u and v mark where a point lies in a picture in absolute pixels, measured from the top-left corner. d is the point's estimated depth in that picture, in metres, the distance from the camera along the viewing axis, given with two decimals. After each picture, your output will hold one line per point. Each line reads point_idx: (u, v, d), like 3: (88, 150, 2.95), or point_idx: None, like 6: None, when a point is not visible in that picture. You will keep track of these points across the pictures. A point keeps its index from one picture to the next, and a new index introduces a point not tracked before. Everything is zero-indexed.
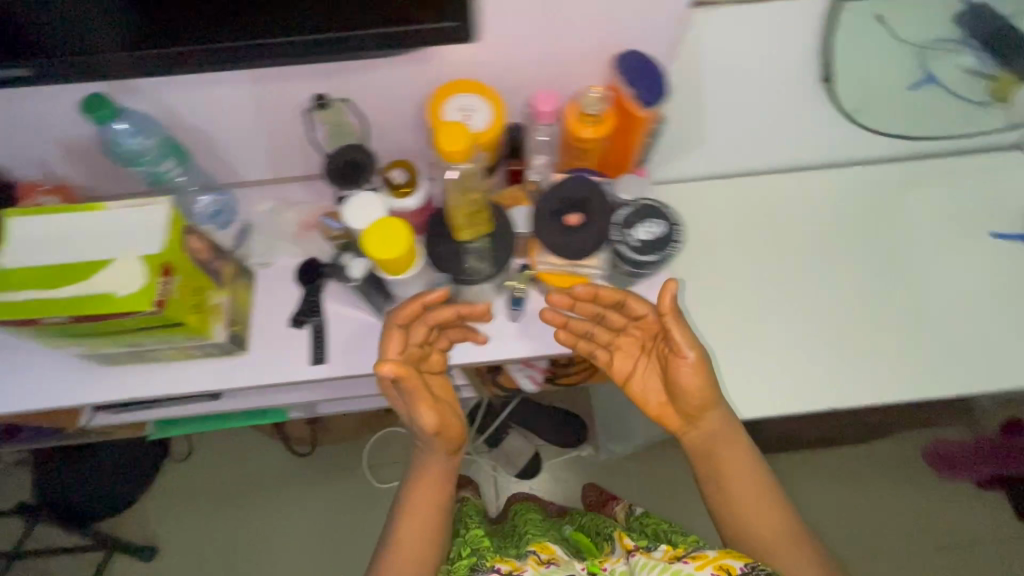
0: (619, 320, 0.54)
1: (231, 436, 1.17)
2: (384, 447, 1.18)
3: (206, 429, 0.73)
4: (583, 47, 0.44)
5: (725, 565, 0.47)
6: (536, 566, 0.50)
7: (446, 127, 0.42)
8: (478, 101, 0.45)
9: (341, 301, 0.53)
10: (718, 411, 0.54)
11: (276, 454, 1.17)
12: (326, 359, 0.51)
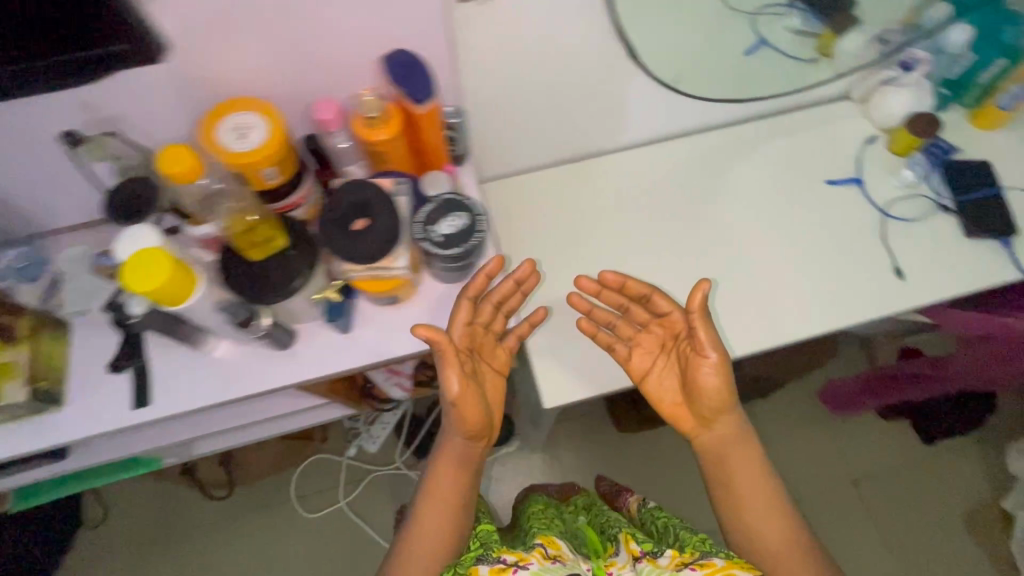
0: (644, 318, 0.64)
1: (145, 497, 1.12)
2: (312, 477, 1.15)
3: (79, 488, 0.70)
4: (350, 51, 0.45)
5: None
6: (543, 560, 0.54)
7: (173, 149, 0.43)
8: (250, 117, 0.45)
9: (164, 344, 0.51)
10: (732, 417, 0.60)
11: (194, 511, 1.11)
12: (150, 403, 0.49)
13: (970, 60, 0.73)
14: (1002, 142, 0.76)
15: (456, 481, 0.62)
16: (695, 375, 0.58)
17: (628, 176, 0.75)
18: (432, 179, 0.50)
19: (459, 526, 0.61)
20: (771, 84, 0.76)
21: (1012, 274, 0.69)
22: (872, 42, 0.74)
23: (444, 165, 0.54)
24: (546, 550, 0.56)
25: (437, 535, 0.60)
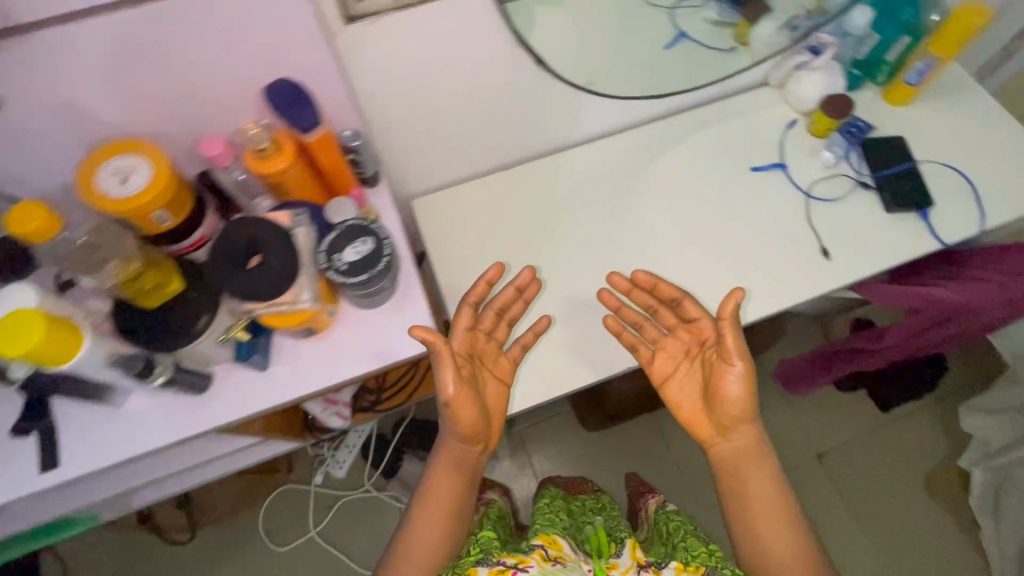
0: (672, 322, 0.65)
1: (107, 551, 1.08)
2: (282, 511, 1.12)
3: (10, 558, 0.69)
4: (224, 77, 0.44)
5: None
6: (543, 562, 0.53)
7: (26, 208, 0.40)
8: (130, 159, 0.43)
9: (75, 405, 0.48)
10: (751, 429, 0.60)
11: (158, 558, 1.08)
12: (57, 465, 0.47)
13: (874, 40, 0.76)
14: (913, 116, 0.79)
15: (457, 487, 0.61)
16: (718, 384, 0.58)
17: (557, 179, 0.75)
18: (335, 205, 0.49)
19: (456, 533, 0.60)
20: (688, 77, 0.77)
21: (931, 244, 0.71)
22: (781, 29, 0.75)
23: (350, 190, 0.52)
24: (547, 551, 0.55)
25: (431, 545, 0.58)
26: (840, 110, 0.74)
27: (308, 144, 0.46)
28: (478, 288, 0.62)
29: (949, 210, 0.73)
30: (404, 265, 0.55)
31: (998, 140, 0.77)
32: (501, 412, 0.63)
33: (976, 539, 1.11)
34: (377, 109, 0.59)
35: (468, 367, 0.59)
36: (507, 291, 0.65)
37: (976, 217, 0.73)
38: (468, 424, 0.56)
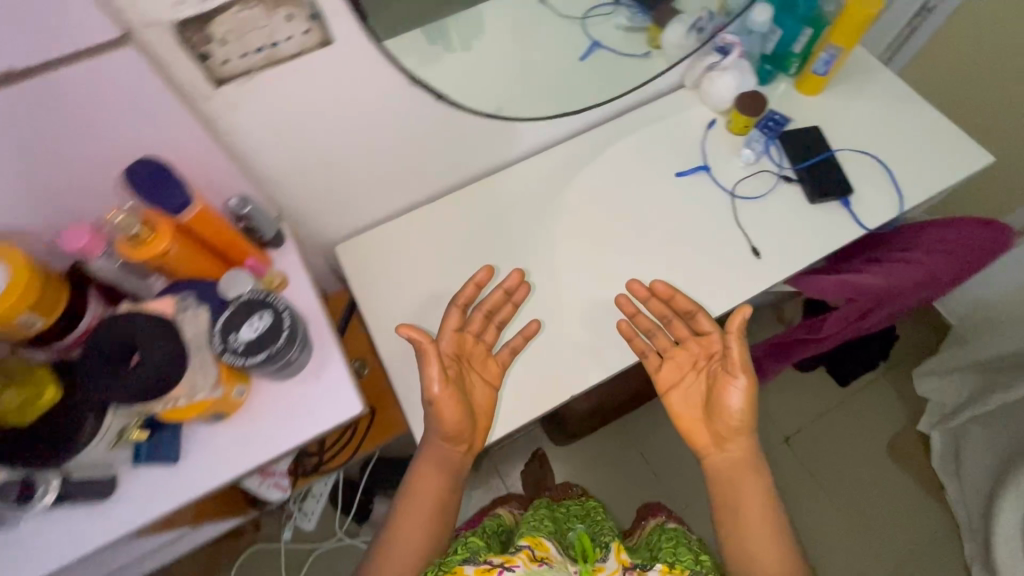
0: (682, 334, 0.68)
1: None
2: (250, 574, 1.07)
3: None
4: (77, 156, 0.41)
5: None
6: (529, 561, 0.52)
7: None
8: None
9: None
10: (743, 441, 0.62)
11: None
12: None
13: (778, 34, 0.77)
14: (825, 105, 0.80)
15: (436, 501, 0.58)
16: (721, 395, 0.62)
17: (482, 210, 0.73)
18: (225, 278, 0.46)
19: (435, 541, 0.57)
20: (604, 87, 0.76)
21: (855, 232, 0.72)
22: (690, 30, 0.76)
23: (247, 261, 0.50)
24: (533, 552, 0.54)
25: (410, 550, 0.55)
26: (753, 107, 0.74)
27: (186, 225, 0.44)
28: (464, 291, 0.66)
29: (868, 196, 0.74)
30: (316, 331, 0.52)
31: (909, 121, 0.79)
32: (488, 413, 0.64)
33: (942, 499, 1.15)
34: (273, 166, 0.55)
35: (454, 367, 0.63)
36: (495, 295, 0.67)
37: (895, 201, 0.74)
38: (453, 419, 0.59)
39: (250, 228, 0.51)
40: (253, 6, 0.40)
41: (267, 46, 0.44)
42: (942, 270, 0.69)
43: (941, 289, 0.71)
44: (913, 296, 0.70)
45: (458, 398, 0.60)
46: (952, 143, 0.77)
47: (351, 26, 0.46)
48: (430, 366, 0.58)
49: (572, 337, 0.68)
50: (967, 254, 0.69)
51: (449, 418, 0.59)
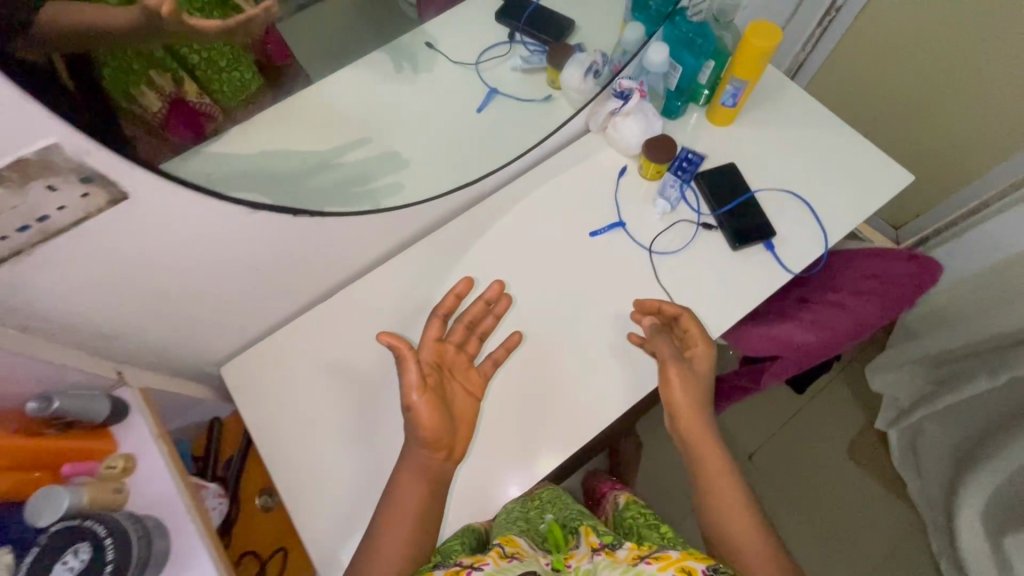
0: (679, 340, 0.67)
1: None
2: None
3: None
4: None
5: (677, 566, 0.47)
6: (500, 559, 0.49)
7: None
8: None
9: None
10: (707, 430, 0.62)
11: None
12: None
13: (678, 71, 0.70)
14: (740, 135, 0.75)
15: (414, 533, 0.54)
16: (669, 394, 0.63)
17: (383, 303, 0.68)
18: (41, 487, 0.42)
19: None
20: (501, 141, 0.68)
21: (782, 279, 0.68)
22: (586, 76, 0.68)
23: (61, 472, 0.46)
24: (504, 549, 0.51)
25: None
26: (662, 153, 0.69)
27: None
28: (447, 298, 0.65)
29: (792, 235, 0.70)
30: (172, 521, 0.48)
31: (828, 145, 0.75)
32: (469, 424, 0.61)
33: (906, 497, 1.15)
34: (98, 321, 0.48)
35: (434, 375, 0.60)
36: (474, 305, 0.66)
37: (819, 239, 0.70)
38: (431, 431, 0.56)
39: (71, 423, 0.48)
40: None
41: (33, 223, 0.37)
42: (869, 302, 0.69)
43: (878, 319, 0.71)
44: (849, 336, 0.70)
45: (435, 416, 0.57)
46: (874, 165, 0.74)
47: (143, 174, 0.39)
48: (409, 376, 0.57)
49: (497, 423, 0.63)
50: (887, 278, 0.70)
51: (426, 427, 0.56)
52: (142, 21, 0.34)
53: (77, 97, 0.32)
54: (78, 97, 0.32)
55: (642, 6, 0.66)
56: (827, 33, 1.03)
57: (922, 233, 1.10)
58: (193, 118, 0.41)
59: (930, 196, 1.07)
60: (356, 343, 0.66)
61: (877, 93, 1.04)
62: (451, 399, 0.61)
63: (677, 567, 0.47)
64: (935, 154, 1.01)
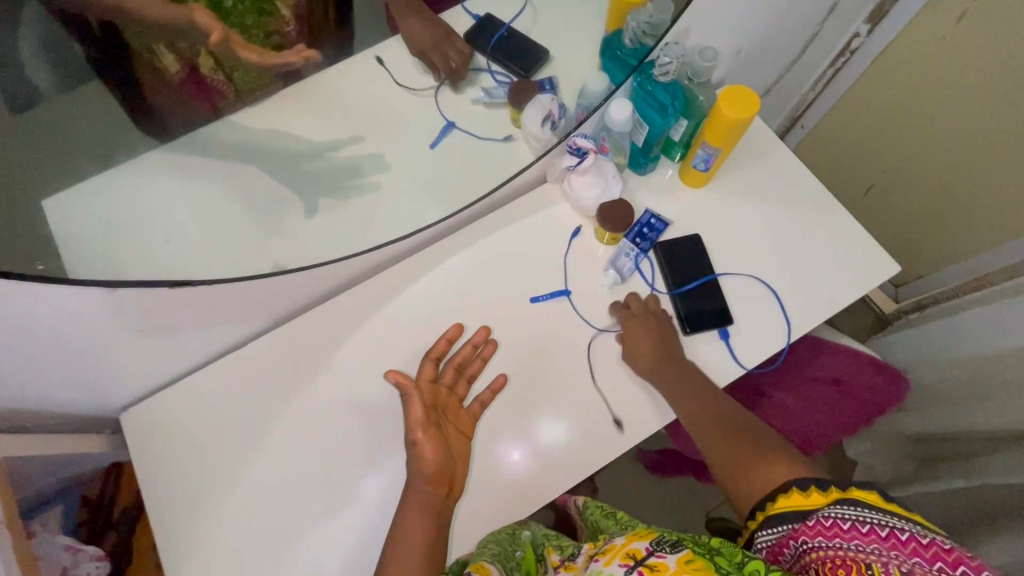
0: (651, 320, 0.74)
1: None
2: None
3: None
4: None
5: (620, 552, 0.51)
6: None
7: None
8: None
9: None
10: (672, 365, 0.70)
11: None
12: None
13: (644, 128, 0.72)
14: (718, 196, 0.79)
15: (446, 502, 0.66)
16: (636, 350, 0.71)
17: (368, 295, 0.76)
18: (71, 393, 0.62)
19: (438, 543, 0.63)
20: (499, 172, 0.76)
21: (751, 325, 0.73)
22: (543, 125, 0.71)
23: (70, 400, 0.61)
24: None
25: (418, 539, 0.62)
26: (615, 222, 0.72)
27: (56, 347, 0.56)
28: (442, 296, 0.76)
29: (753, 299, 0.74)
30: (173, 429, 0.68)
31: (808, 218, 0.77)
32: (466, 461, 0.69)
33: None
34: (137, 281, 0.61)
35: (431, 415, 0.68)
36: (463, 303, 0.76)
37: (778, 316, 0.73)
38: (430, 466, 0.65)
39: (101, 347, 0.61)
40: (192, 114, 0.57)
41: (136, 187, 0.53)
42: (821, 406, 0.81)
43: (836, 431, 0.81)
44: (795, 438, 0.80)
45: (437, 446, 0.66)
46: (852, 249, 0.76)
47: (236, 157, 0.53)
48: (410, 414, 0.67)
49: (512, 414, 0.72)
50: (841, 379, 0.82)
51: (427, 463, 0.65)
52: (185, 19, 0.52)
53: (97, 37, 0.47)
54: (93, 33, 0.46)
55: (611, 54, 0.71)
56: (838, 77, 1.02)
57: (918, 298, 1.18)
58: (207, 88, 0.57)
59: (931, 263, 1.11)
60: (343, 327, 0.75)
61: (874, 165, 1.09)
62: (456, 409, 0.71)
63: (622, 554, 0.51)
64: (922, 226, 1.08)
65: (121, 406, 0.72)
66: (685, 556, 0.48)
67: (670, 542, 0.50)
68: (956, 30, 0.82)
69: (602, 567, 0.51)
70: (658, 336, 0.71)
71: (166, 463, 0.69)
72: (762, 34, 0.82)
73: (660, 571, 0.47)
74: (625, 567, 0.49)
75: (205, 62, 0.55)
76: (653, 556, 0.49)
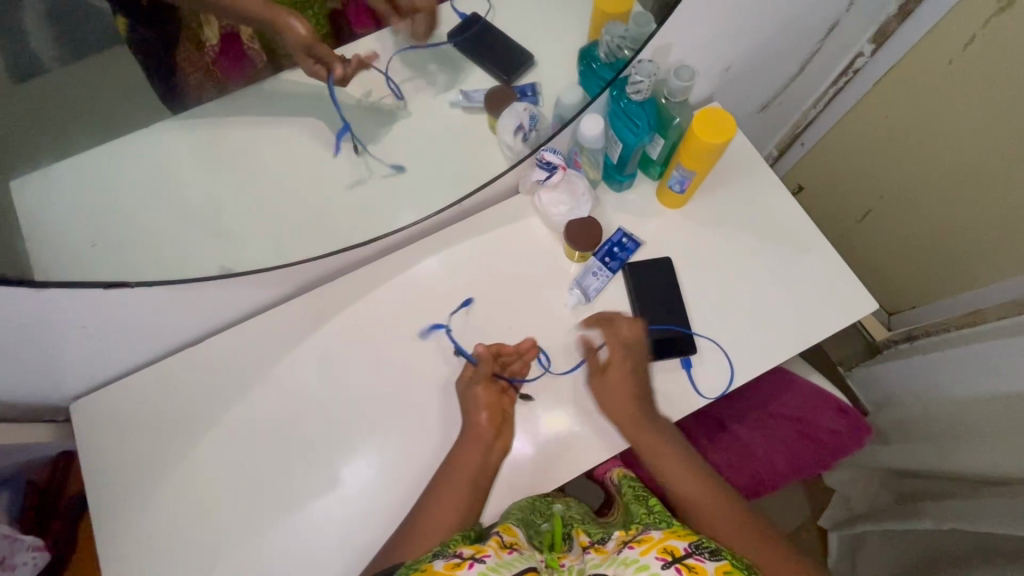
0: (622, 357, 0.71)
1: None
2: None
3: None
4: None
5: (660, 545, 0.50)
6: (499, 551, 0.54)
7: None
8: None
9: None
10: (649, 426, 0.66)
11: None
12: None
13: (619, 145, 0.70)
14: (694, 221, 0.76)
15: (484, 456, 0.66)
16: (615, 398, 0.67)
17: (328, 300, 0.74)
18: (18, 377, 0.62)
19: (483, 483, 0.65)
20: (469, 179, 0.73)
21: (717, 356, 0.71)
22: (516, 134, 0.68)
23: None
24: (503, 539, 0.56)
25: (467, 474, 0.64)
26: (584, 241, 0.70)
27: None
28: (403, 305, 0.75)
29: (722, 330, 0.72)
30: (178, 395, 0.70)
31: (786, 249, 0.74)
32: (500, 426, 0.67)
33: None
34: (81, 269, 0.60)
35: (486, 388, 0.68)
36: (424, 312, 0.75)
37: (745, 348, 0.71)
38: (477, 421, 0.67)
39: (40, 341, 0.60)
40: (211, 91, 0.58)
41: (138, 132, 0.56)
42: (781, 444, 0.84)
43: (791, 471, 0.84)
44: (751, 474, 0.82)
45: (492, 401, 0.68)
46: (830, 283, 0.73)
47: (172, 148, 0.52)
48: (478, 369, 0.69)
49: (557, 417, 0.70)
50: (803, 419, 0.84)
51: (476, 419, 0.67)
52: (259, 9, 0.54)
53: (143, 10, 0.49)
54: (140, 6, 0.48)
55: (586, 66, 0.68)
56: (839, 97, 1.00)
57: (910, 328, 1.12)
58: (240, 56, 0.57)
59: (919, 295, 1.08)
60: (301, 330, 0.74)
61: (869, 192, 1.06)
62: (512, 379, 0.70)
63: (659, 547, 0.50)
64: (909, 258, 1.06)
65: (72, 396, 0.72)
66: (725, 565, 0.48)
67: (709, 548, 0.50)
68: (961, 58, 0.78)
69: (637, 556, 0.49)
70: (637, 381, 0.68)
71: (112, 458, 0.69)
72: (756, 50, 0.78)
73: (699, 572, 0.46)
74: (663, 560, 0.48)
75: (247, 34, 0.55)
76: (691, 558, 0.48)
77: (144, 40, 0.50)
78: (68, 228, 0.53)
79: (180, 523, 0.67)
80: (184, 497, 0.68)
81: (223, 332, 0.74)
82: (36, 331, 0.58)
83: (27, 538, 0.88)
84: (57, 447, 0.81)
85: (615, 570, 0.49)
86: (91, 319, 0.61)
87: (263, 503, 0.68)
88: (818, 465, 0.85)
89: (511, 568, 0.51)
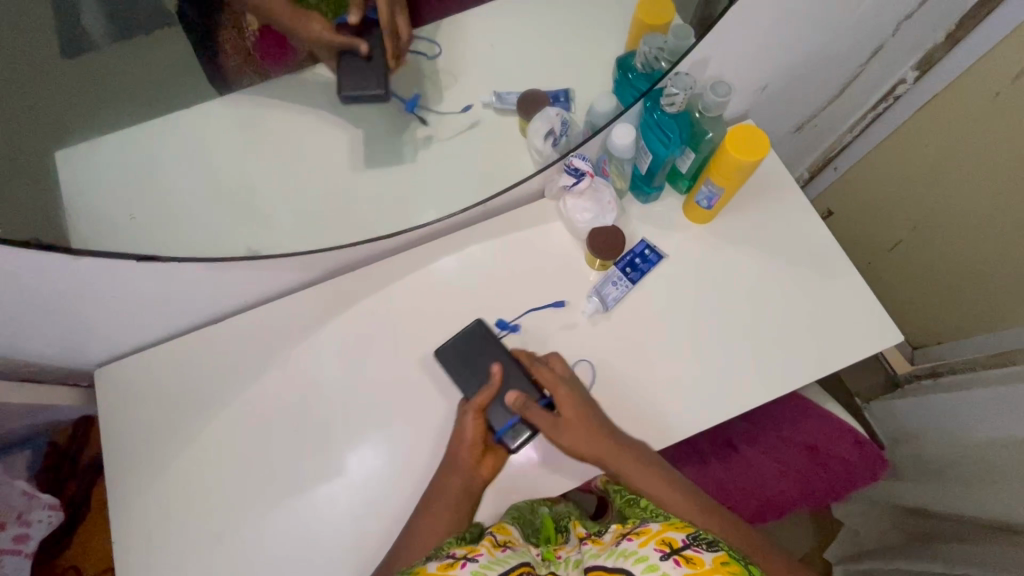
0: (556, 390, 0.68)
1: None
2: None
3: None
4: None
5: (657, 537, 0.50)
6: (492, 549, 0.54)
7: None
8: None
9: None
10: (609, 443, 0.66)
11: None
12: None
13: (648, 157, 0.70)
14: (718, 238, 0.75)
15: (468, 480, 0.65)
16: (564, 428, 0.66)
17: (347, 290, 0.75)
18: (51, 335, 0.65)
19: (467, 509, 0.65)
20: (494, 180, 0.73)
21: (731, 376, 0.70)
22: (545, 139, 0.68)
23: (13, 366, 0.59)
24: (496, 538, 0.57)
25: (453, 491, 0.64)
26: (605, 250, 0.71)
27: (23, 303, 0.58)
28: (419, 301, 0.75)
29: (738, 351, 0.71)
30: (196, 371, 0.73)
31: (810, 276, 0.73)
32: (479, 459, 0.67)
33: None
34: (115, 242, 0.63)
35: (477, 420, 0.67)
36: (439, 310, 0.75)
37: (759, 373, 0.70)
38: (457, 451, 0.66)
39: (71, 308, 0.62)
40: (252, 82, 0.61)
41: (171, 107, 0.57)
42: (790, 470, 0.82)
43: (797, 497, 0.82)
44: (755, 495, 0.81)
45: (476, 433, 0.67)
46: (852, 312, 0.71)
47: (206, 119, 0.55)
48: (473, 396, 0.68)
49: None
50: (816, 447, 0.83)
51: (456, 449, 0.67)
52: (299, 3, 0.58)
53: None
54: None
55: (622, 74, 0.68)
56: (876, 123, 0.98)
57: (934, 364, 1.09)
58: (282, 46, 0.60)
59: (946, 331, 1.06)
60: (318, 318, 0.75)
61: (900, 222, 1.03)
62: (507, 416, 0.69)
63: (657, 539, 0.50)
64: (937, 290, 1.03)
65: (96, 363, 0.74)
66: (722, 556, 0.46)
67: (706, 539, 0.49)
68: (1008, 91, 0.75)
69: (636, 548, 0.50)
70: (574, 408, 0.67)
71: (129, 425, 0.71)
72: (793, 70, 0.77)
73: (696, 563, 0.46)
74: (661, 552, 0.48)
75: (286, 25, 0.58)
76: (690, 549, 0.48)
77: (193, 27, 0.56)
78: (110, 201, 0.55)
79: (188, 494, 0.69)
80: (194, 471, 0.70)
81: (244, 312, 0.76)
82: (68, 297, 0.60)
83: (44, 496, 0.92)
84: (78, 411, 0.84)
85: (615, 561, 0.49)
86: (118, 291, 0.63)
87: (269, 486, 0.69)
88: (829, 494, 0.83)
89: (503, 566, 0.52)
